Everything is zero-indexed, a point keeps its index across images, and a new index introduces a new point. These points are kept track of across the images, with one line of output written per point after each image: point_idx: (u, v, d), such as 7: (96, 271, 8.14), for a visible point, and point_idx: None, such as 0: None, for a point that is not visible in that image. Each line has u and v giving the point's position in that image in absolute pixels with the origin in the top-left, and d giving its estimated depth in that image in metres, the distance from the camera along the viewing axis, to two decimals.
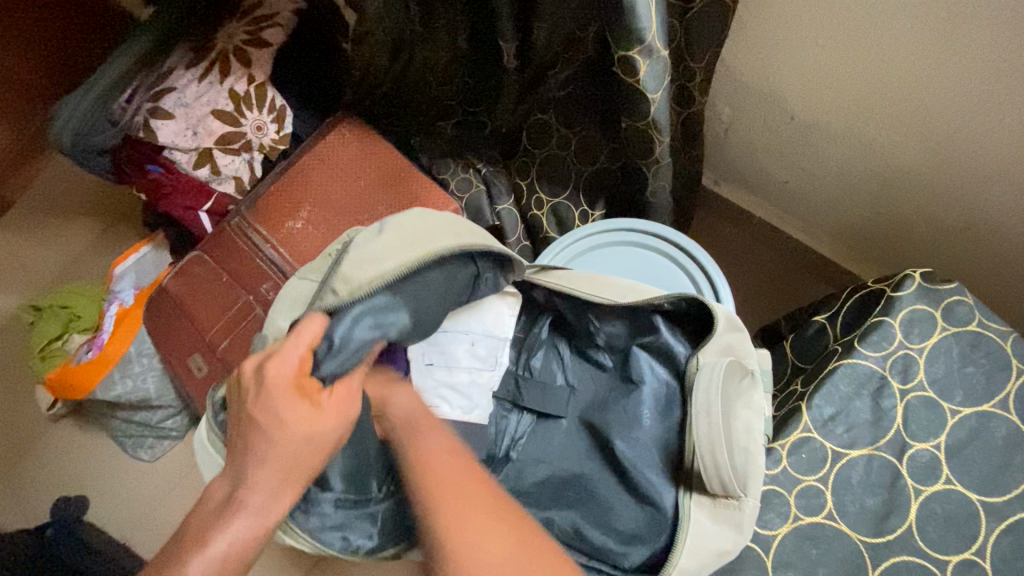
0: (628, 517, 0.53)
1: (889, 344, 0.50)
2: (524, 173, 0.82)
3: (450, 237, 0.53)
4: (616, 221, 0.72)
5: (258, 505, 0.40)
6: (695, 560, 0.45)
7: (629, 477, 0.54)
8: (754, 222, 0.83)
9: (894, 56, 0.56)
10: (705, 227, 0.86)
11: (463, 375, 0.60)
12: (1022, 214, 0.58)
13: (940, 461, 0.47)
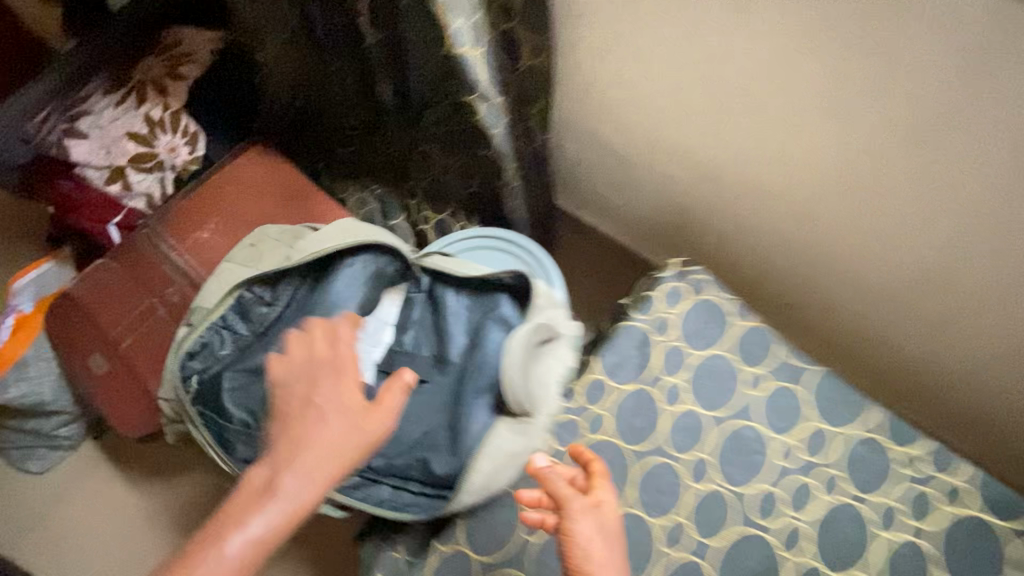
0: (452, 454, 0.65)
1: (652, 310, 0.68)
2: (412, 194, 0.97)
3: (371, 229, 0.67)
4: (485, 229, 0.87)
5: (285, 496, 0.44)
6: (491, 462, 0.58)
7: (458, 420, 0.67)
8: (602, 236, 1.03)
9: (658, 115, 0.76)
10: (564, 239, 1.04)
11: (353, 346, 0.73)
12: (755, 231, 0.79)
13: (685, 390, 0.64)
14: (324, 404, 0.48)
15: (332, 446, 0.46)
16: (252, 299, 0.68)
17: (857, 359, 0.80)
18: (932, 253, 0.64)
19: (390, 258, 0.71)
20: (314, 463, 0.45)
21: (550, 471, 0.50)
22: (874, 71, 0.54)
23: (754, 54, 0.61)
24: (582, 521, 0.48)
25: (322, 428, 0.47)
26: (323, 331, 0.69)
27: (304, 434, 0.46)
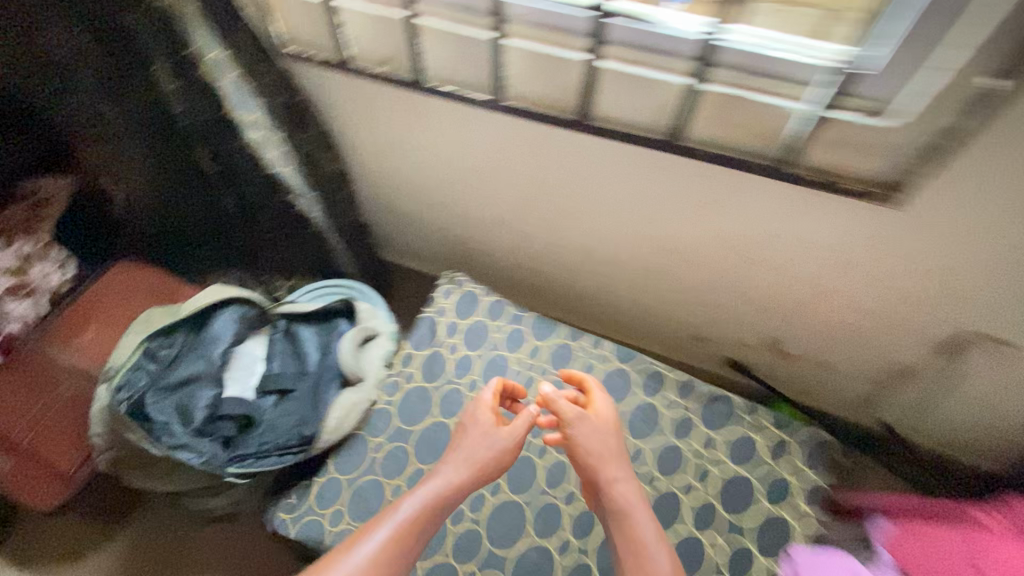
0: (316, 421, 0.95)
1: (435, 304, 1.10)
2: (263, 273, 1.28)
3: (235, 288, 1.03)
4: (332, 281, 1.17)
5: (438, 478, 0.72)
6: (340, 412, 0.95)
7: (319, 398, 1.00)
8: (418, 273, 1.43)
9: (419, 192, 1.17)
10: (393, 282, 1.43)
11: (234, 372, 0.99)
12: (499, 253, 1.22)
13: (460, 344, 1.05)
14: (473, 423, 0.79)
15: (484, 455, 0.75)
16: (156, 347, 0.96)
17: (582, 313, 1.28)
18: (581, 247, 1.10)
19: (254, 305, 1.04)
20: (460, 455, 0.75)
21: (553, 394, 0.80)
22: (504, 159, 0.99)
23: (450, 152, 1.03)
24: (583, 425, 0.77)
25: (472, 436, 0.77)
26: (211, 357, 0.98)
27: (464, 441, 0.77)
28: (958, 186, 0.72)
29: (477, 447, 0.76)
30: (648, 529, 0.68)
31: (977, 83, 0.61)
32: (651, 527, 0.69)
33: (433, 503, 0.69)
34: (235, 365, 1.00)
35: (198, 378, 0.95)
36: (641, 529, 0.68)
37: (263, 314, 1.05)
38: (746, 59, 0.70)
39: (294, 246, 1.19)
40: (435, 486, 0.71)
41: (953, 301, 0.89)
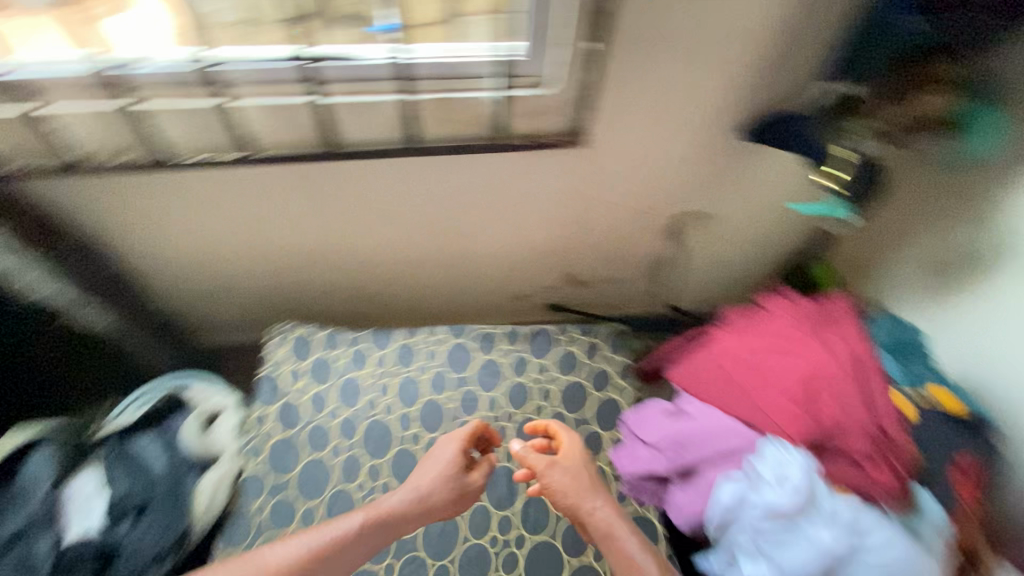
0: (183, 521, 0.96)
1: (271, 360, 1.13)
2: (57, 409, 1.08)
3: (39, 426, 0.99)
4: (154, 380, 1.11)
5: (389, 500, 0.84)
6: (205, 498, 0.99)
7: (180, 498, 0.98)
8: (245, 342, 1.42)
9: (213, 263, 1.18)
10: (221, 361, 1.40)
11: (72, 512, 0.93)
12: (316, 291, 1.29)
13: (308, 385, 1.10)
14: (431, 457, 0.92)
15: (438, 488, 0.87)
16: None
17: (411, 314, 1.42)
18: (385, 259, 1.23)
19: (70, 436, 1.01)
20: (415, 480, 0.88)
21: (525, 447, 0.92)
22: (282, 208, 1.07)
23: (229, 217, 1.07)
24: (553, 470, 0.89)
25: (427, 465, 0.91)
26: (38, 507, 0.92)
27: (419, 469, 0.90)
28: (618, 121, 0.99)
29: (432, 481, 0.88)
30: (634, 544, 0.78)
31: (587, 52, 0.86)
32: (634, 541, 0.78)
33: (375, 519, 0.81)
34: (70, 505, 0.94)
35: (31, 535, 0.90)
36: (630, 545, 0.78)
37: (83, 444, 1.00)
38: (436, 69, 0.88)
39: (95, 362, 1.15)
40: (385, 506, 0.83)
41: (662, 198, 1.19)
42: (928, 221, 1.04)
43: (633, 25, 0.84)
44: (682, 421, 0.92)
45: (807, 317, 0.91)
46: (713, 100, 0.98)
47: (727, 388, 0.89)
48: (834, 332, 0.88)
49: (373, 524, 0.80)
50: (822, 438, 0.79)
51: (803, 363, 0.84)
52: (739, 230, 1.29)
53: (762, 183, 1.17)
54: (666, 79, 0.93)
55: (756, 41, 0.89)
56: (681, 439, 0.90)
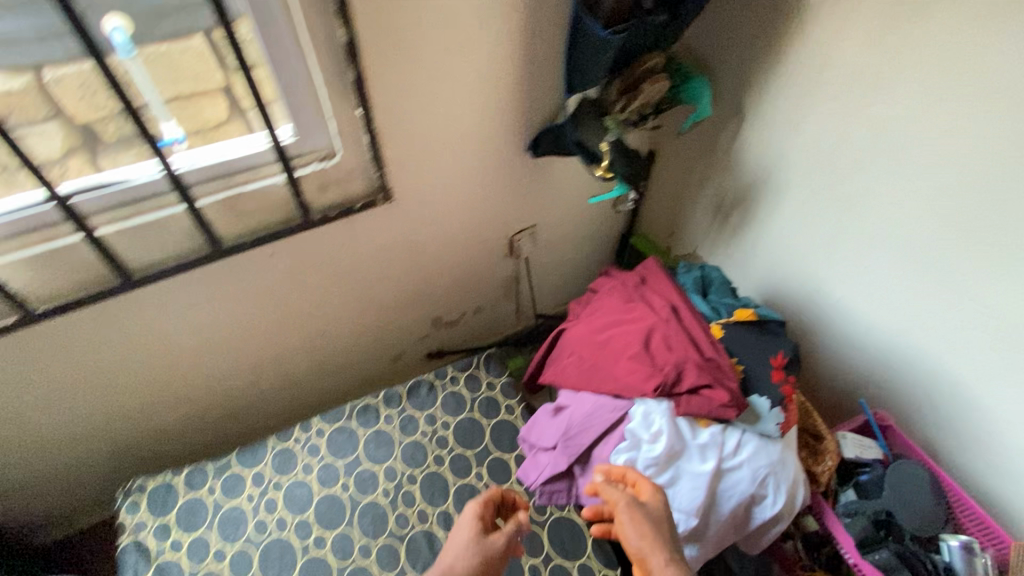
0: None
1: (129, 526, 1.00)
2: None
3: None
4: None
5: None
6: None
7: None
8: (104, 506, 1.26)
9: (30, 440, 1.04)
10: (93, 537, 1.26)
11: None
12: (170, 425, 1.20)
13: (181, 536, 0.99)
14: (459, 526, 0.85)
15: (464, 557, 0.79)
16: None
17: (284, 406, 1.37)
18: (235, 364, 1.19)
19: None
20: (444, 555, 0.81)
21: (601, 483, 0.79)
22: (95, 354, 0.98)
23: (35, 383, 0.96)
24: (631, 507, 0.73)
25: (456, 538, 0.83)
26: None
27: (448, 542, 0.83)
28: (416, 172, 1.07)
29: (456, 552, 0.79)
30: None
31: (358, 117, 0.91)
32: None
33: None
34: None
35: None
36: None
37: None
38: (213, 169, 0.87)
39: None
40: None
41: (489, 220, 1.30)
42: (700, 178, 1.31)
43: (390, 85, 0.91)
44: (567, 417, 0.98)
45: (630, 288, 1.04)
46: (492, 128, 1.10)
47: (586, 372, 0.96)
48: (652, 292, 1.01)
49: None
50: (665, 383, 0.87)
51: (636, 327, 0.94)
52: (565, 226, 1.45)
53: (562, 186, 1.33)
54: (442, 122, 1.02)
55: (504, 72, 1.01)
56: (569, 432, 0.96)
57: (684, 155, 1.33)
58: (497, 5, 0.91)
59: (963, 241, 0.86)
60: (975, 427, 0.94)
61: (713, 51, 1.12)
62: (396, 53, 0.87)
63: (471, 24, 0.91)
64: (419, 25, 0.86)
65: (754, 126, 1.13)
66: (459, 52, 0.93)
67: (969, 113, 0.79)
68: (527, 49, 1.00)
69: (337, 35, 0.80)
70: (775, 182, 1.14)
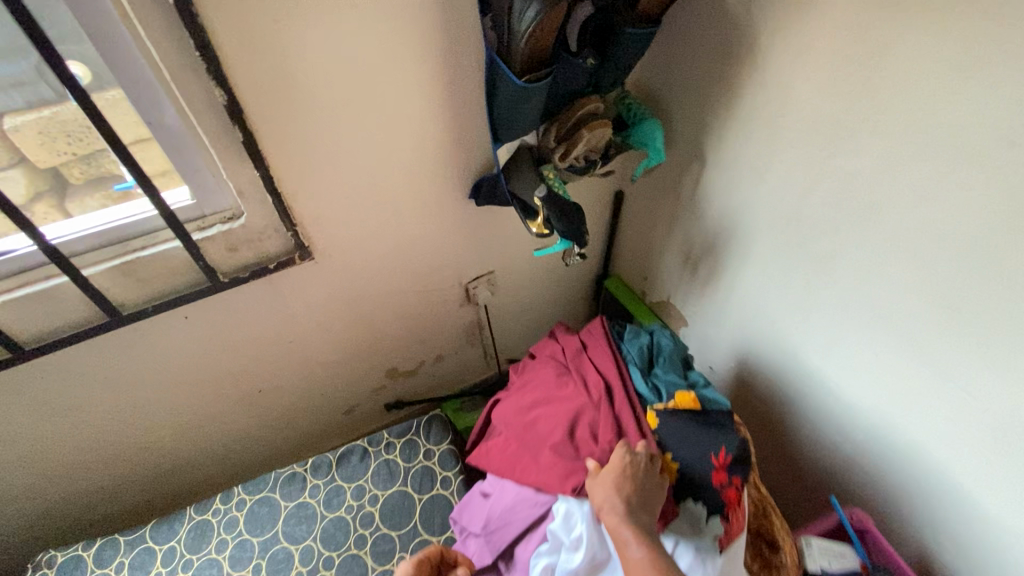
0: None
1: None
2: None
3: None
4: None
5: None
6: None
7: None
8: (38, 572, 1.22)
9: None
10: None
11: None
12: (97, 492, 1.15)
13: None
14: None
15: None
16: None
17: (227, 465, 1.31)
18: (162, 427, 1.13)
19: None
20: None
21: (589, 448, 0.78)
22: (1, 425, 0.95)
23: None
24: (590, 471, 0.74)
25: None
26: None
27: None
28: (339, 228, 1.00)
29: None
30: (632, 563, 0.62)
31: (257, 176, 0.84)
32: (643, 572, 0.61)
33: None
34: None
35: None
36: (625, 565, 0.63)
37: None
38: (100, 236, 0.82)
39: None
40: None
41: (435, 271, 1.21)
42: (668, 223, 1.19)
43: (290, 142, 0.83)
44: (490, 508, 0.87)
45: (568, 356, 0.94)
46: (421, 179, 1.01)
47: (508, 456, 0.86)
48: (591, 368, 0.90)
49: None
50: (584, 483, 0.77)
51: (563, 409, 0.84)
52: (525, 272, 1.35)
53: (515, 233, 1.23)
54: (361, 175, 0.94)
55: (426, 122, 0.93)
56: (491, 525, 0.85)
57: (649, 199, 1.21)
58: (405, 53, 0.83)
59: (951, 317, 0.72)
60: (971, 530, 0.79)
61: (667, 88, 1.01)
62: (291, 109, 0.80)
63: (378, 75, 0.83)
64: (316, 80, 0.79)
65: (717, 171, 1.00)
66: (367, 103, 0.85)
67: (946, 169, 0.65)
68: (449, 95, 0.91)
69: (217, 92, 0.74)
70: (742, 233, 1.01)
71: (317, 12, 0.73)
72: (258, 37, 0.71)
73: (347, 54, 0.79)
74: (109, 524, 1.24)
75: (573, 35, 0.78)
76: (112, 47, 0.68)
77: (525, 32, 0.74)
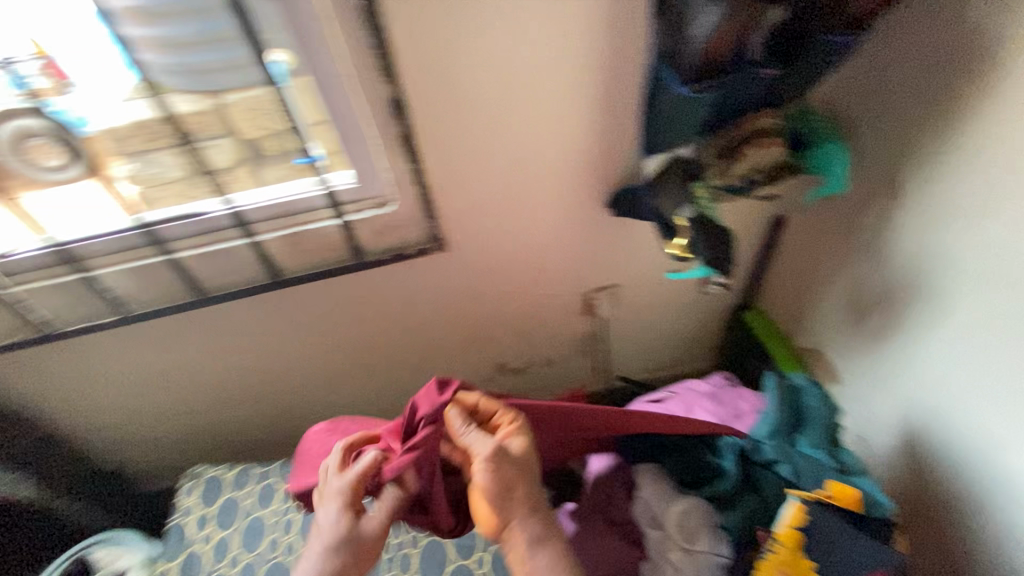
0: None
1: (183, 505, 1.13)
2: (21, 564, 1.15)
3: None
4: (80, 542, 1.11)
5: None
6: None
7: None
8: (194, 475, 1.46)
9: (141, 409, 1.25)
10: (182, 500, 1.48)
11: None
12: (244, 421, 1.34)
13: (213, 531, 1.09)
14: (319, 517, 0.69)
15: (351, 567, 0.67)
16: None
17: (345, 424, 1.44)
18: (299, 380, 1.27)
19: None
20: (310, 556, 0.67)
21: (466, 431, 0.68)
22: (184, 353, 1.14)
23: (142, 367, 1.15)
24: (502, 465, 0.66)
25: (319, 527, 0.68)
26: None
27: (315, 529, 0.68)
28: (473, 225, 1.02)
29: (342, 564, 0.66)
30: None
31: (409, 169, 0.89)
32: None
33: None
34: None
35: None
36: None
37: None
38: (275, 209, 0.92)
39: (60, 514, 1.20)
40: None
41: (558, 277, 1.18)
42: (835, 262, 1.02)
43: (443, 139, 0.86)
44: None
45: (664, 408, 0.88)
46: (559, 186, 0.99)
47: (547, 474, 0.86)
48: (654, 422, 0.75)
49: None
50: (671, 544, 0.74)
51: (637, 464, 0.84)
52: (652, 291, 1.26)
53: (648, 250, 1.16)
54: (502, 176, 0.95)
55: (575, 126, 0.90)
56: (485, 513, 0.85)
57: (818, 233, 1.04)
58: (565, 57, 0.80)
59: None
60: None
61: (863, 108, 0.85)
62: (448, 108, 0.83)
63: (533, 78, 0.82)
64: (473, 80, 0.80)
65: (914, 211, 0.83)
66: (519, 106, 0.85)
67: None
68: (603, 100, 0.87)
69: (386, 89, 0.78)
70: (937, 289, 0.82)
71: (485, 14, 0.74)
72: (429, 38, 0.74)
73: (505, 57, 0.78)
74: (249, 451, 1.45)
75: (755, 45, 0.69)
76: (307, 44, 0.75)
77: (700, 39, 0.67)
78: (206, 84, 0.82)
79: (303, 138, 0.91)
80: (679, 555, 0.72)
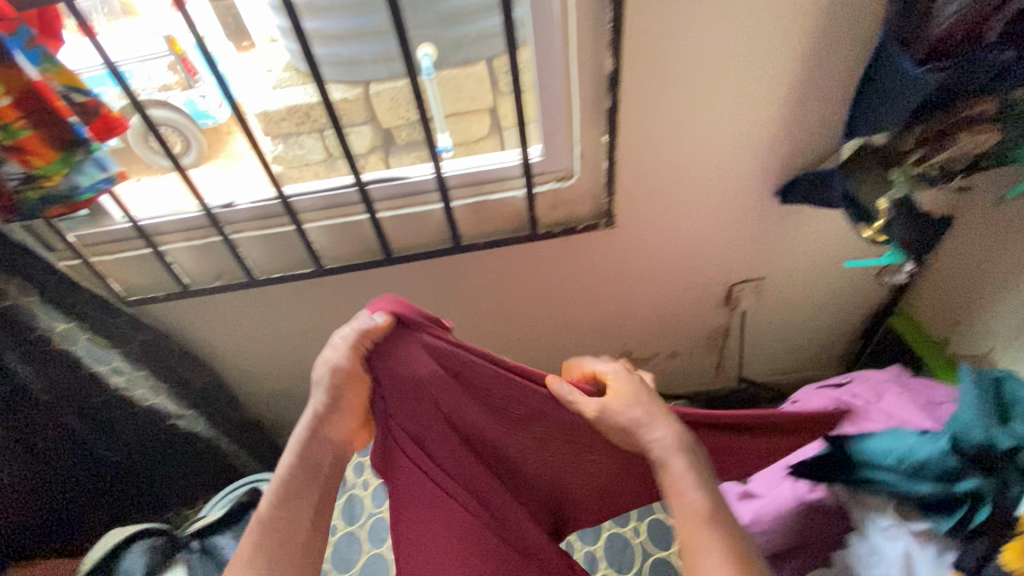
0: None
1: None
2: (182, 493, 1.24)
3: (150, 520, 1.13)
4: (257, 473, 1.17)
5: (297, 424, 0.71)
6: None
7: None
8: None
9: (297, 365, 1.35)
10: None
11: None
12: None
13: (367, 475, 1.11)
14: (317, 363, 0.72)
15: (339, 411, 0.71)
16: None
17: None
18: None
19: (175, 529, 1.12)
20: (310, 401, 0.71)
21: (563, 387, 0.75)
22: (349, 313, 1.23)
23: (309, 323, 1.25)
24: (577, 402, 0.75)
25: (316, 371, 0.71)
26: None
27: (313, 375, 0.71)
28: (644, 207, 1.05)
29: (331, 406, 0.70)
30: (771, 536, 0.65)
31: (602, 143, 0.94)
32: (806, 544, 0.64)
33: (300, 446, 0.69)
34: None
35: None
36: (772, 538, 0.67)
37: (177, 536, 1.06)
38: (471, 176, 1.00)
39: (218, 455, 1.27)
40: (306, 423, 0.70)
41: (707, 268, 1.20)
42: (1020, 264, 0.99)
43: (642, 117, 0.91)
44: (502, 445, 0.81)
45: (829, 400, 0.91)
46: (735, 173, 1.01)
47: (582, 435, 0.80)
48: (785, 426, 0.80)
49: (314, 436, 0.70)
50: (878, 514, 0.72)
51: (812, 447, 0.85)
52: (797, 287, 1.25)
53: (804, 245, 1.16)
54: (684, 157, 0.98)
55: (767, 110, 0.93)
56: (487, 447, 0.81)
57: (1002, 234, 1.01)
58: (775, 40, 0.84)
59: None
60: None
61: None
62: (656, 87, 0.88)
63: (738, 62, 0.86)
64: (685, 60, 0.85)
65: None
66: (718, 87, 0.89)
67: None
68: (801, 85, 0.90)
69: (604, 63, 0.85)
70: None
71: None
72: (658, 15, 0.80)
73: (719, 38, 0.83)
74: None
75: (997, 27, 0.70)
76: (543, 19, 0.82)
77: (950, 16, 0.71)
78: (352, 72, 1.08)
79: (437, 129, 1.11)
80: (890, 523, 0.70)
